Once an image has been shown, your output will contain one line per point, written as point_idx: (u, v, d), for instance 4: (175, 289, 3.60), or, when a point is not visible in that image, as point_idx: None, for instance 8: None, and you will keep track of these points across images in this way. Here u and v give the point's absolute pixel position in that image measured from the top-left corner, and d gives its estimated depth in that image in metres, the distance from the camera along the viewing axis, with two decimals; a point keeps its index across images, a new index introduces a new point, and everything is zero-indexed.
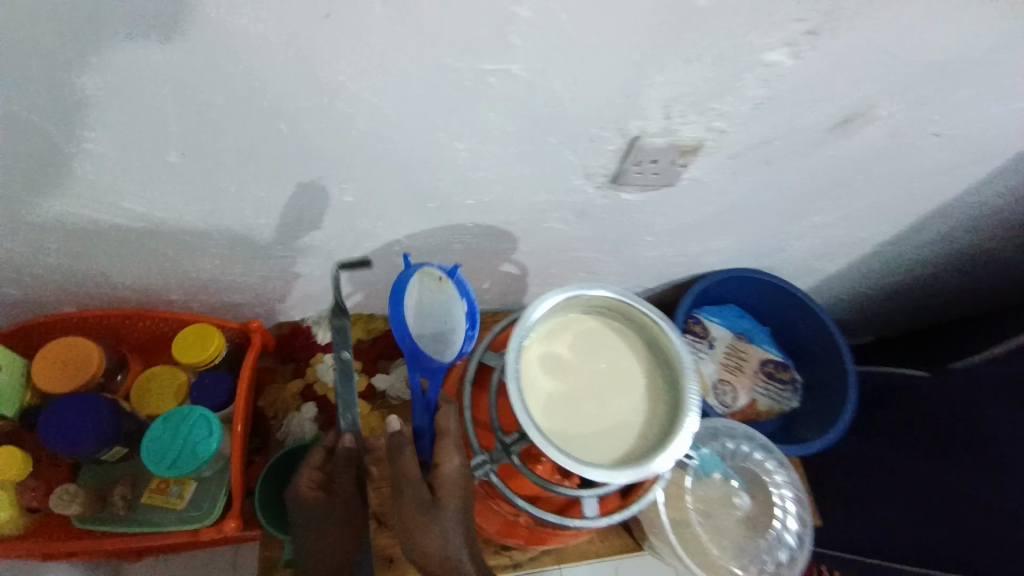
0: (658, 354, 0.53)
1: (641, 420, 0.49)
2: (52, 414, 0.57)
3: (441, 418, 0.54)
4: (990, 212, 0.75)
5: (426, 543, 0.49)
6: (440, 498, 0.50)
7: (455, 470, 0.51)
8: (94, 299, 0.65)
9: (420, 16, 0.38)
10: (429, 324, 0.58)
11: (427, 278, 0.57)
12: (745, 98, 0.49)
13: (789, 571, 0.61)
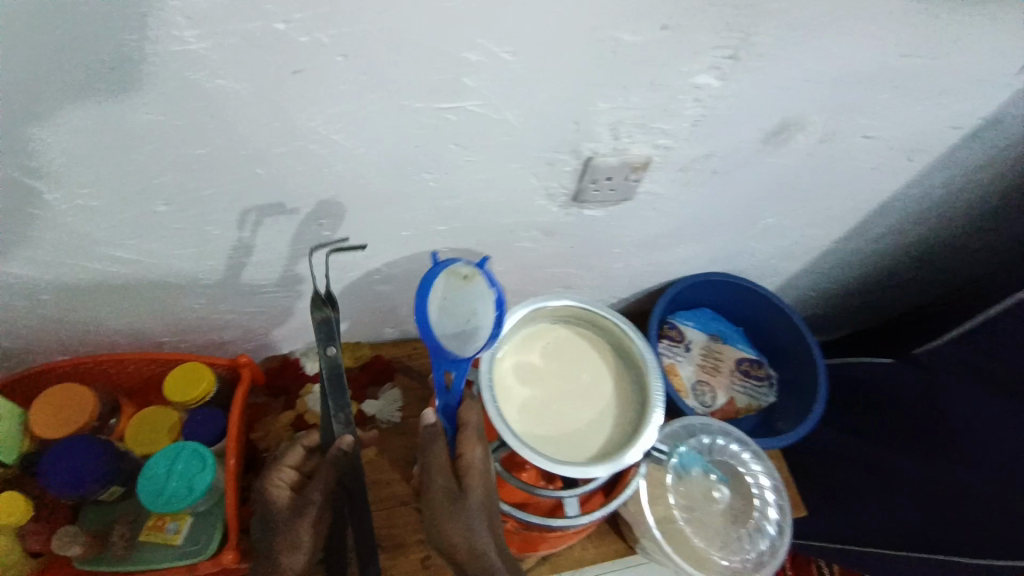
0: (620, 355, 0.60)
1: (607, 414, 0.56)
2: (54, 458, 0.59)
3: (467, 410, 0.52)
4: (933, 204, 0.81)
5: (452, 530, 0.47)
6: (466, 486, 0.49)
7: (479, 459, 0.50)
8: (87, 345, 0.68)
9: (379, 67, 0.42)
10: (455, 322, 0.52)
11: (453, 273, 0.52)
12: (682, 117, 0.54)
13: (769, 557, 0.64)
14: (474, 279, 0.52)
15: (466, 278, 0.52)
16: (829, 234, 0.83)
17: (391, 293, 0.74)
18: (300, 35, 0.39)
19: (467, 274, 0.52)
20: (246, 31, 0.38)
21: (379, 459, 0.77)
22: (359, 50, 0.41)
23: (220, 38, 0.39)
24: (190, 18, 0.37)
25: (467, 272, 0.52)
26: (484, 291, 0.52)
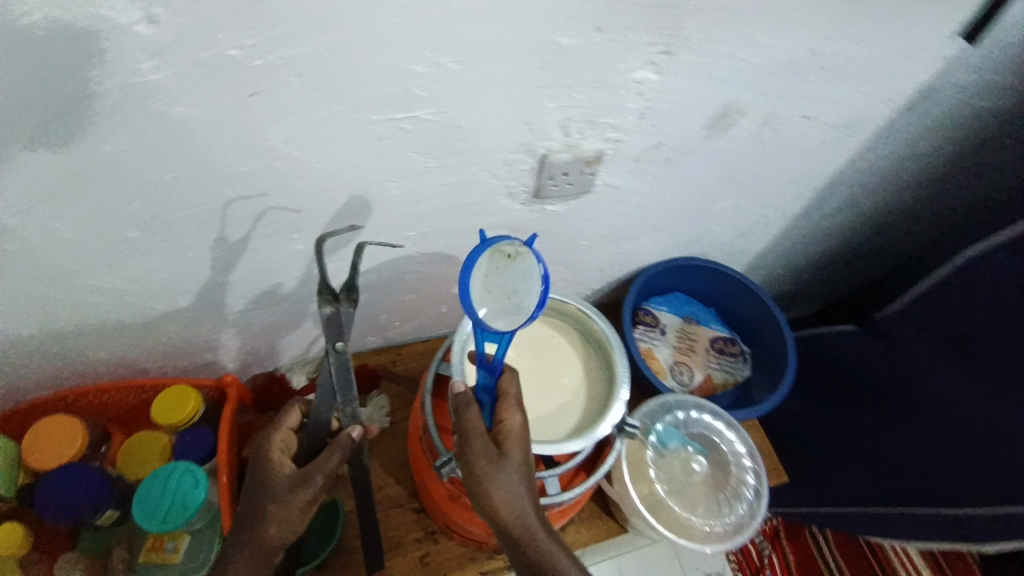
0: (587, 337, 0.63)
1: (580, 390, 0.60)
2: (48, 487, 0.61)
3: (508, 381, 0.54)
4: (885, 180, 0.84)
5: (499, 495, 0.48)
6: (507, 450, 0.49)
7: (519, 424, 0.51)
8: (74, 378, 0.69)
9: (332, 84, 0.45)
10: (497, 297, 0.53)
11: (496, 252, 0.53)
12: (627, 110, 0.57)
13: (750, 520, 0.68)
14: (518, 258, 0.54)
15: (510, 257, 0.53)
16: (786, 212, 0.86)
17: (370, 302, 0.76)
18: (254, 60, 0.42)
19: (512, 252, 0.53)
20: (202, 59, 0.41)
21: (371, 464, 0.79)
22: (311, 70, 0.43)
23: (179, 67, 0.41)
24: (148, 51, 0.39)
25: (513, 250, 0.53)
26: (530, 269, 0.53)
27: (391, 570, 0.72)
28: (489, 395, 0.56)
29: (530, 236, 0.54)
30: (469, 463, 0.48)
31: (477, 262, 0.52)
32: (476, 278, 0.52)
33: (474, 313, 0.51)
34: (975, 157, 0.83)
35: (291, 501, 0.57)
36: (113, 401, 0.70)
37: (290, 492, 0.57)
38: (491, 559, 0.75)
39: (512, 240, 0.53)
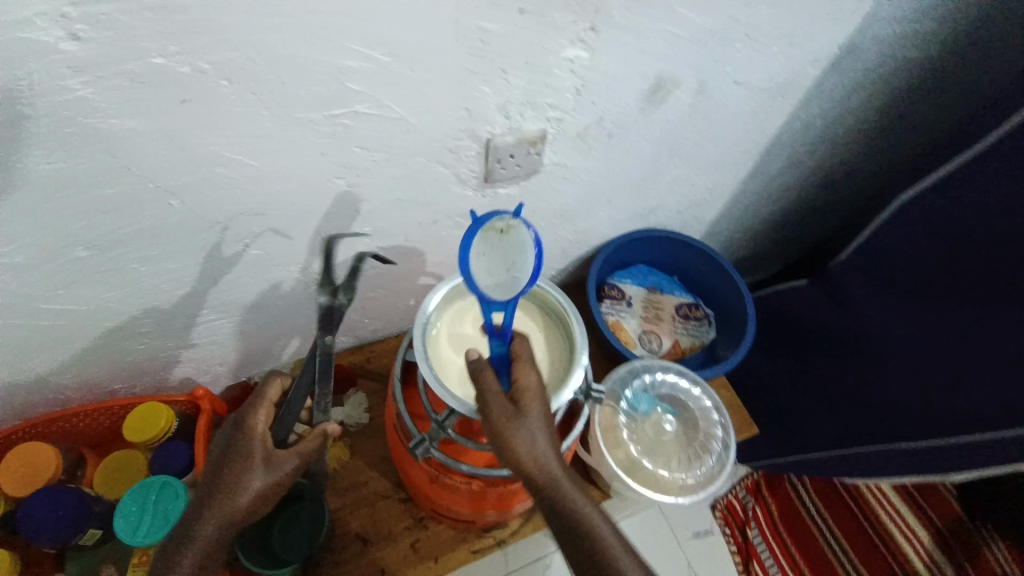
0: (545, 310, 0.66)
1: (542, 360, 0.62)
2: (27, 510, 0.61)
3: (519, 344, 0.56)
4: (825, 138, 0.88)
5: (523, 449, 0.50)
6: (525, 406, 0.51)
7: (535, 382, 0.53)
8: (42, 405, 0.68)
9: (266, 86, 0.46)
10: (497, 272, 0.55)
11: (490, 229, 0.54)
12: (563, 88, 0.59)
13: (720, 470, 0.71)
14: (510, 230, 0.55)
15: (503, 231, 0.55)
16: (735, 177, 0.88)
17: None
18: (181, 66, 0.42)
19: (504, 226, 0.55)
20: (130, 71, 0.41)
21: (354, 461, 0.80)
22: (242, 73, 0.44)
23: (108, 81, 0.41)
24: (75, 67, 0.40)
25: (504, 224, 0.55)
26: (523, 239, 0.55)
27: (382, 560, 0.74)
28: (503, 362, 0.56)
29: (518, 204, 0.55)
30: (492, 420, 0.50)
31: (473, 243, 0.53)
32: (475, 260, 0.54)
33: (477, 291, 0.53)
34: (905, 109, 0.87)
35: (261, 480, 0.55)
36: (84, 426, 0.71)
37: (262, 471, 0.56)
38: (481, 537, 0.78)
39: (502, 213, 0.54)
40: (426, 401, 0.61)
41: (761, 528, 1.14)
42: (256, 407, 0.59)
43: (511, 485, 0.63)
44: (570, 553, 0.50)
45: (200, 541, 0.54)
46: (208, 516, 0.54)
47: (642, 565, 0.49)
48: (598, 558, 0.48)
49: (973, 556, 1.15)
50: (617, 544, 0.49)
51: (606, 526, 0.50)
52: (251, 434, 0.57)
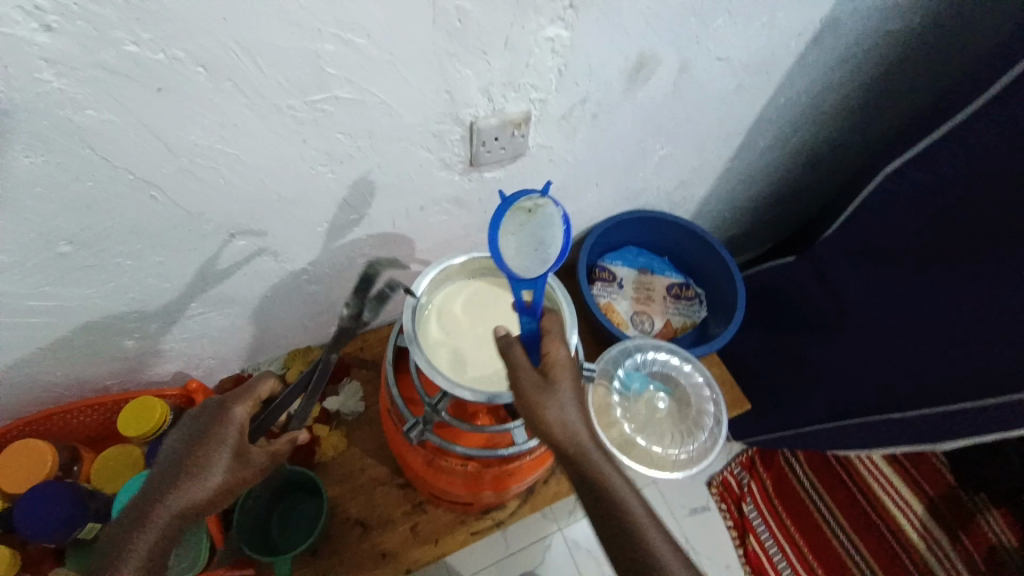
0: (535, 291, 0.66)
1: None
2: (24, 508, 0.62)
3: (548, 320, 0.58)
4: (810, 113, 0.88)
5: (554, 419, 0.51)
6: (554, 378, 0.53)
7: (565, 356, 0.55)
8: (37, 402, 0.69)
9: (243, 73, 0.45)
10: (528, 249, 0.57)
11: (519, 208, 0.56)
12: (545, 68, 0.58)
13: (713, 443, 0.73)
14: (538, 210, 0.58)
15: (530, 211, 0.57)
16: (722, 155, 0.88)
17: (326, 291, 0.77)
18: (154, 54, 0.41)
19: (531, 206, 0.57)
20: (104, 61, 0.40)
21: (351, 449, 0.81)
22: (216, 59, 0.43)
23: (82, 73, 0.41)
24: (48, 59, 0.39)
25: (531, 204, 0.57)
26: (551, 217, 0.57)
27: (382, 544, 0.75)
28: (533, 338, 0.58)
29: (543, 185, 0.58)
30: (521, 389, 0.52)
31: (503, 222, 0.55)
32: (507, 238, 0.56)
33: (507, 268, 0.54)
34: (890, 81, 0.87)
35: (220, 477, 0.55)
36: (79, 421, 0.72)
37: (225, 466, 0.55)
38: (480, 519, 0.79)
39: (530, 194, 0.57)
40: (420, 385, 0.62)
41: (756, 503, 1.18)
42: (241, 403, 0.59)
43: (507, 465, 0.64)
44: (597, 520, 0.51)
45: (150, 536, 0.52)
46: (162, 510, 0.53)
47: (665, 532, 0.50)
48: (625, 525, 0.49)
49: (967, 525, 1.16)
50: (643, 512, 0.50)
51: (633, 495, 0.51)
52: (227, 431, 0.56)
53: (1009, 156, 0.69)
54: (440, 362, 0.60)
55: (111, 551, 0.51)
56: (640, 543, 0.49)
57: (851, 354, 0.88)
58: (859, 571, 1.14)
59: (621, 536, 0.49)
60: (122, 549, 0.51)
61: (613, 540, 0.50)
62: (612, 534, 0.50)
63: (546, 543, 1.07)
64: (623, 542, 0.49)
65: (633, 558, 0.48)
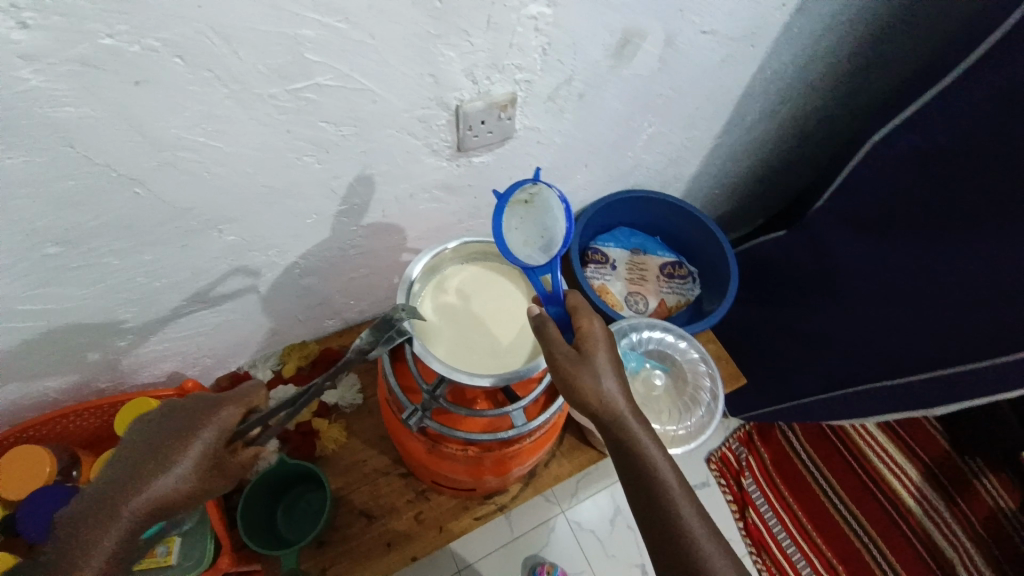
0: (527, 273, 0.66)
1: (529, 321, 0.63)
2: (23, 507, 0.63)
3: (573, 296, 0.59)
4: (797, 86, 0.87)
5: (590, 393, 0.51)
6: (590, 352, 0.52)
7: (599, 329, 0.54)
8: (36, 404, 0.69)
9: (222, 61, 0.44)
10: (533, 238, 0.62)
11: (516, 202, 0.60)
12: (530, 48, 0.58)
13: (709, 418, 0.74)
14: (535, 198, 0.60)
15: (528, 201, 0.61)
16: (710, 131, 0.88)
17: (318, 284, 0.77)
18: (130, 46, 0.40)
19: (529, 196, 0.60)
20: (81, 55, 0.39)
21: (352, 441, 0.81)
22: (195, 50, 0.43)
23: (61, 69, 0.40)
24: (26, 56, 0.38)
25: (528, 195, 0.60)
26: (549, 201, 0.60)
27: (387, 533, 0.76)
28: (562, 321, 0.59)
29: (536, 170, 0.58)
30: (556, 362, 0.51)
31: (504, 220, 0.60)
32: (510, 234, 0.61)
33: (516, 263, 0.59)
34: (874, 50, 0.87)
35: (179, 483, 0.50)
36: (76, 425, 0.72)
37: (187, 471, 0.50)
38: (484, 504, 0.80)
39: (526, 184, 0.59)
40: (416, 370, 0.62)
41: (755, 477, 1.19)
42: (234, 404, 0.54)
43: (507, 448, 0.64)
44: (629, 487, 0.52)
45: (112, 532, 0.50)
46: (127, 506, 0.50)
47: (696, 504, 0.51)
48: (657, 494, 0.50)
49: (965, 490, 1.20)
50: (677, 483, 0.51)
51: (667, 467, 0.51)
52: (209, 431, 0.52)
53: (995, 120, 0.69)
54: (446, 359, 0.59)
55: (82, 540, 0.50)
56: (671, 513, 0.50)
57: (843, 324, 0.89)
58: (858, 537, 1.16)
59: (652, 505, 0.50)
60: (92, 541, 0.50)
61: (643, 508, 0.51)
62: (642, 502, 0.51)
63: (549, 525, 1.08)
64: (653, 510, 0.50)
65: (662, 526, 0.50)
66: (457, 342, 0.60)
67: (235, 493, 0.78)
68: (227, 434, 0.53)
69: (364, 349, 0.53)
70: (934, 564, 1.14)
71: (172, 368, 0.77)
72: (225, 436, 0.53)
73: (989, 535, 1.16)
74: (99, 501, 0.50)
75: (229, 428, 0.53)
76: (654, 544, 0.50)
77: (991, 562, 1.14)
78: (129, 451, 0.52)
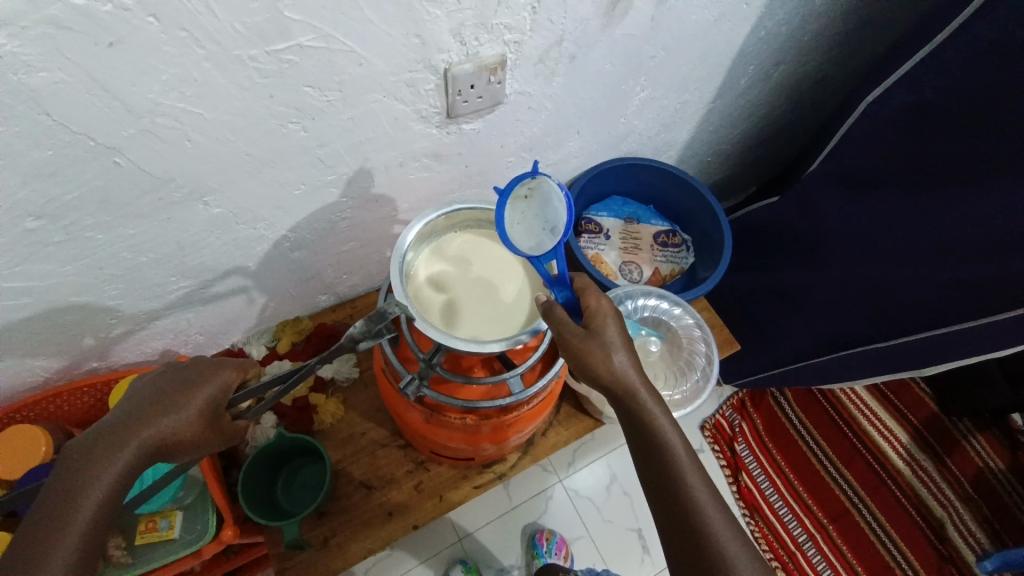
0: None
1: (523, 289, 0.63)
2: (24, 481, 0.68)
3: (578, 278, 0.58)
4: (791, 46, 0.85)
5: (600, 366, 0.51)
6: (598, 329, 0.53)
7: (607, 307, 0.54)
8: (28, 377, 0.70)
9: (197, 20, 0.42)
10: (537, 230, 0.57)
11: (517, 199, 0.57)
12: (519, 6, 0.55)
13: (705, 381, 0.76)
14: (535, 191, 0.57)
15: (529, 195, 0.57)
16: (703, 96, 0.86)
17: (309, 258, 0.76)
18: (103, 5, 0.38)
19: (527, 190, 0.57)
20: (52, 16, 0.38)
21: (349, 414, 0.81)
22: (168, 7, 0.40)
23: (33, 32, 0.38)
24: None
25: (527, 189, 0.57)
26: (550, 192, 0.56)
27: (388, 503, 0.77)
28: (571, 307, 0.57)
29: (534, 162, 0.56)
30: (565, 340, 0.52)
31: (505, 217, 0.57)
32: (512, 230, 0.57)
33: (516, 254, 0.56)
34: (870, 8, 0.85)
35: (178, 428, 0.48)
36: (68, 404, 0.75)
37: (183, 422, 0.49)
38: (483, 473, 0.81)
39: (523, 179, 0.56)
40: (411, 338, 0.61)
41: (748, 443, 1.22)
42: (229, 370, 0.53)
43: (505, 416, 0.65)
44: (640, 458, 0.52)
45: (102, 482, 0.46)
46: (120, 456, 0.47)
47: (705, 476, 0.51)
48: (667, 466, 0.50)
49: (954, 450, 1.23)
50: (686, 454, 0.51)
51: (678, 439, 0.51)
52: (207, 390, 0.51)
53: (993, 78, 0.68)
54: (472, 338, 0.58)
55: (62, 498, 0.46)
56: (679, 483, 0.50)
57: (834, 287, 0.89)
58: (848, 499, 1.19)
59: (661, 475, 0.51)
60: (74, 498, 0.46)
61: (652, 479, 0.51)
62: (651, 472, 0.52)
63: (547, 494, 1.10)
64: (662, 481, 0.51)
65: (670, 496, 0.50)
66: (473, 319, 0.60)
67: (234, 469, 0.80)
68: (225, 397, 0.51)
69: (357, 338, 0.50)
70: (922, 523, 1.17)
71: (163, 346, 0.77)
72: (222, 399, 0.51)
73: (977, 493, 1.20)
74: (82, 456, 0.47)
75: (226, 391, 0.52)
76: (662, 513, 0.51)
77: (980, 519, 1.18)
78: (119, 410, 0.50)
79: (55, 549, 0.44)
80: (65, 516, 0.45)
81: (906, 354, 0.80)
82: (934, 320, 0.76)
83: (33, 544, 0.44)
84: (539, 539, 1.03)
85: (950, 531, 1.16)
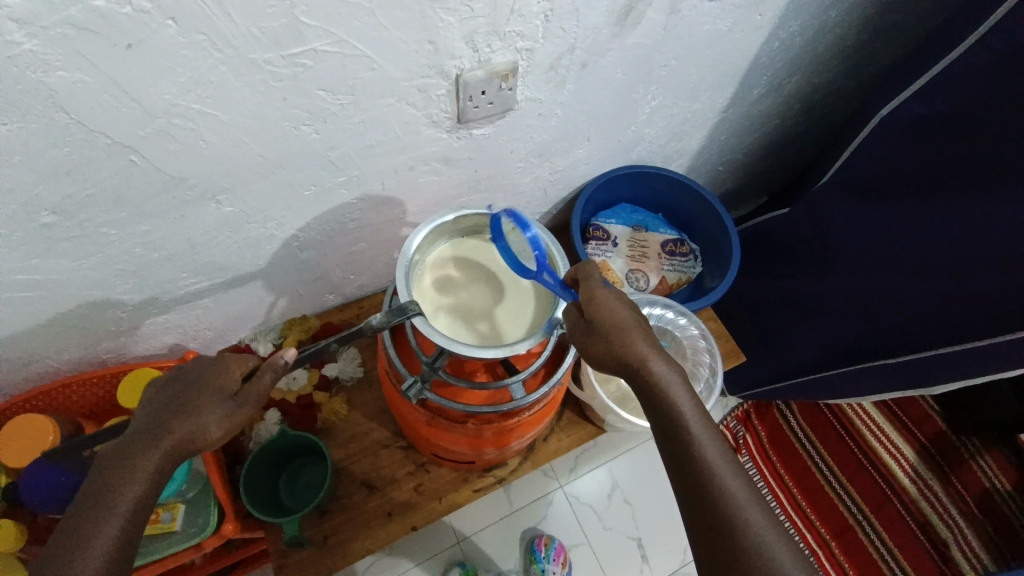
0: None
1: (530, 294, 0.63)
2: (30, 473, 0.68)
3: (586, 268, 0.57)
4: (804, 57, 0.85)
5: (606, 353, 0.52)
6: (602, 317, 0.53)
7: (608, 291, 0.55)
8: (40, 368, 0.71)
9: (214, 25, 0.43)
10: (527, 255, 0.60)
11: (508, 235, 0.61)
12: (531, 14, 0.55)
13: (708, 394, 0.77)
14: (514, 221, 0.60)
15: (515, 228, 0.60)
16: (714, 105, 0.86)
17: (316, 258, 0.76)
18: (122, 7, 0.39)
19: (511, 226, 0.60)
20: (72, 17, 0.38)
21: (353, 414, 0.81)
22: (185, 11, 0.41)
23: (53, 32, 0.39)
24: (17, 19, 0.37)
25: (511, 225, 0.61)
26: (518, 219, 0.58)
27: (389, 503, 0.77)
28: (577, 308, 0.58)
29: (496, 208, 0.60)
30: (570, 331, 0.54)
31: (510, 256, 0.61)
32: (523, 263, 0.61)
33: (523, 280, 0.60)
34: (886, 19, 0.84)
35: (194, 427, 0.49)
36: (78, 395, 0.76)
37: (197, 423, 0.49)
38: (483, 476, 0.81)
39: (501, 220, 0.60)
40: (415, 341, 0.62)
41: (751, 455, 1.21)
42: (231, 363, 0.53)
43: (507, 421, 0.65)
44: (660, 439, 0.52)
45: (134, 485, 0.47)
46: (147, 461, 0.47)
47: (724, 450, 0.50)
48: (682, 442, 0.50)
49: (958, 467, 1.22)
50: (701, 428, 0.51)
51: (693, 415, 0.51)
52: (216, 388, 0.51)
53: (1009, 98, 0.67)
54: (482, 343, 0.59)
55: (93, 502, 0.46)
56: (696, 457, 0.49)
57: (843, 301, 0.88)
58: (852, 514, 1.17)
59: (678, 455, 0.50)
60: (106, 504, 0.46)
61: (671, 457, 0.51)
62: (670, 452, 0.51)
63: (547, 500, 1.10)
64: (680, 458, 0.50)
65: (689, 472, 0.49)
66: (481, 325, 0.61)
67: (238, 464, 0.82)
68: (231, 387, 0.51)
69: (376, 328, 0.52)
70: (927, 541, 1.16)
71: (172, 341, 0.79)
72: (229, 389, 0.51)
73: (982, 513, 1.18)
74: (109, 467, 0.47)
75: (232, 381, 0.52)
76: (683, 491, 0.50)
77: (983, 537, 1.16)
78: (129, 430, 0.50)
79: (96, 536, 0.45)
80: (102, 512, 0.46)
81: (914, 372, 0.79)
82: (943, 338, 0.75)
83: (65, 553, 0.45)
84: (538, 544, 1.03)
85: (954, 550, 1.15)
